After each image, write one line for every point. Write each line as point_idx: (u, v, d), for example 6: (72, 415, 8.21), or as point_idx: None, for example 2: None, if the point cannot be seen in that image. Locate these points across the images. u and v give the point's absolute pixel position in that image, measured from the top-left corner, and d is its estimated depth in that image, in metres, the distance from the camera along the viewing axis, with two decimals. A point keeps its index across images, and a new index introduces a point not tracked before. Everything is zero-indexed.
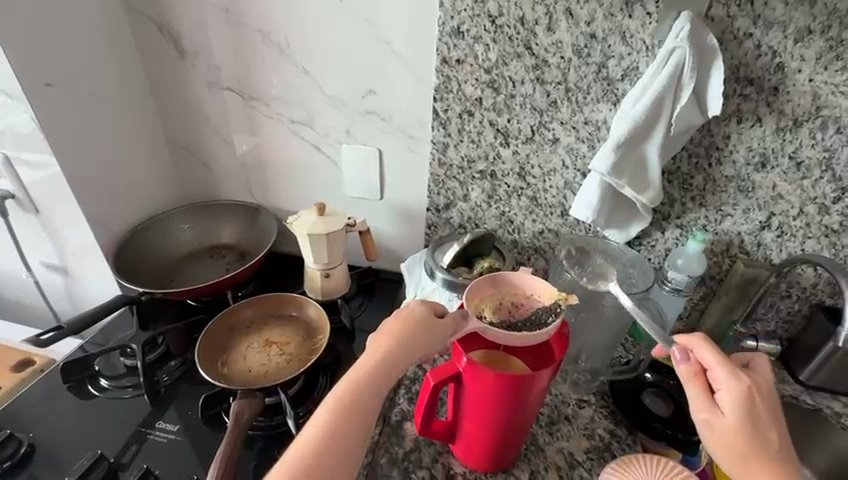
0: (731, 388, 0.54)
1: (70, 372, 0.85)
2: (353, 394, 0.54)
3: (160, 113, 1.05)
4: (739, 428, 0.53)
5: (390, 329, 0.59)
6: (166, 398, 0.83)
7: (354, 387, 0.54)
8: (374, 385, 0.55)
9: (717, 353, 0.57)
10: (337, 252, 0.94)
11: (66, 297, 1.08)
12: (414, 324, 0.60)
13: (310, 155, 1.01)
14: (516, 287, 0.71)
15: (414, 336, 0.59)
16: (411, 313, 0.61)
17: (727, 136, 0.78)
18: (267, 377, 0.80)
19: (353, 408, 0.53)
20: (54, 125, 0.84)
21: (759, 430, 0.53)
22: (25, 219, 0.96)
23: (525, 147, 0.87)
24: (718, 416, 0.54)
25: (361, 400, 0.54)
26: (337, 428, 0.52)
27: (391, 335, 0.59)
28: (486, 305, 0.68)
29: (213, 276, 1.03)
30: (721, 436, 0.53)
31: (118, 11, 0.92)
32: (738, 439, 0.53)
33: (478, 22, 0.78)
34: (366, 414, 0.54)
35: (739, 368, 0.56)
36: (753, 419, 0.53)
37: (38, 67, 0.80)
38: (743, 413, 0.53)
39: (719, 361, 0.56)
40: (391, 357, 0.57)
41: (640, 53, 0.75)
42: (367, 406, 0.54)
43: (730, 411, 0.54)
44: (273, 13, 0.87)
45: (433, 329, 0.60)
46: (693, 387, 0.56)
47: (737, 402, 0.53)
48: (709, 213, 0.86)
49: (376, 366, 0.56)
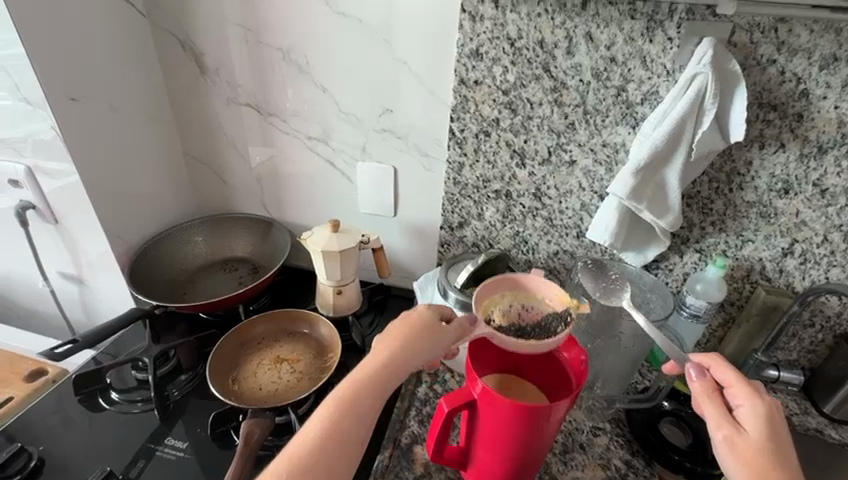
0: (753, 404, 0.52)
1: (82, 385, 0.84)
2: (351, 397, 0.53)
3: (178, 127, 1.06)
4: (761, 448, 0.50)
5: (398, 330, 0.60)
6: (175, 413, 0.82)
7: (354, 390, 0.54)
8: (373, 389, 0.54)
9: (734, 375, 0.56)
10: (350, 269, 0.93)
11: (81, 305, 1.09)
12: (419, 328, 0.60)
13: (326, 171, 1.02)
14: (526, 289, 0.71)
15: (417, 339, 0.59)
16: (414, 320, 0.61)
17: (750, 162, 0.77)
18: (279, 396, 0.78)
19: (351, 410, 0.53)
20: (76, 140, 0.85)
21: (781, 459, 0.49)
22: (45, 229, 0.97)
23: (541, 168, 0.87)
24: (739, 433, 0.51)
25: (363, 399, 0.53)
26: (332, 437, 0.50)
27: (391, 342, 0.59)
28: (495, 308, 0.69)
29: (225, 289, 1.04)
30: (740, 456, 0.50)
31: (143, 29, 0.94)
32: (762, 460, 0.49)
33: (497, 45, 0.78)
34: (365, 418, 0.53)
35: (758, 385, 0.54)
36: (773, 445, 0.50)
37: (63, 82, 0.81)
38: (762, 436, 0.51)
39: (737, 378, 0.55)
40: (392, 360, 0.57)
41: (660, 77, 0.74)
42: (365, 410, 0.53)
43: (751, 428, 0.51)
44: (295, 33, 0.88)
45: (437, 333, 0.60)
46: (709, 406, 0.54)
47: (756, 421, 0.51)
48: (729, 239, 0.84)
49: (375, 372, 0.56)
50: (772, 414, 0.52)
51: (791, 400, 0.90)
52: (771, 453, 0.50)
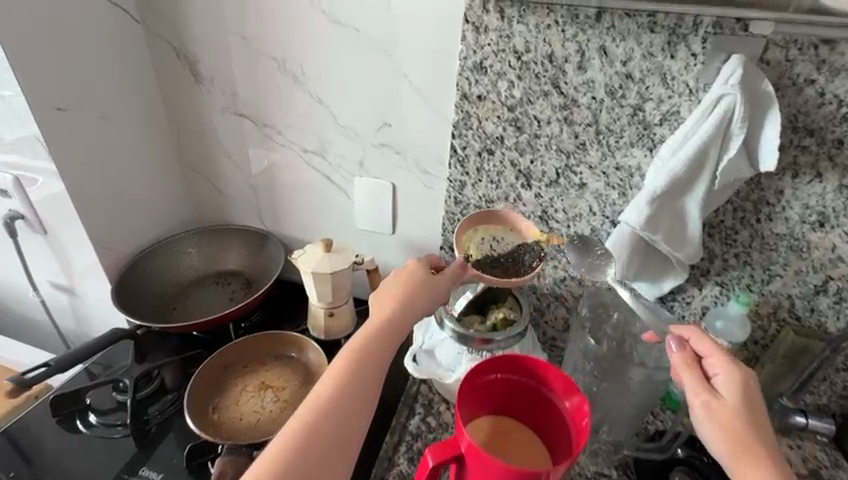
0: (730, 372, 0.56)
1: (61, 406, 0.81)
2: (361, 349, 0.59)
3: (173, 136, 1.03)
4: (737, 412, 0.53)
5: (395, 284, 0.68)
6: (152, 440, 0.79)
7: (363, 344, 0.60)
8: (379, 342, 0.61)
9: (709, 343, 0.59)
10: (343, 290, 0.88)
11: (71, 315, 1.07)
12: (414, 283, 0.67)
13: (322, 185, 0.98)
14: (501, 223, 0.80)
15: (413, 294, 0.66)
16: (410, 274, 0.69)
17: (781, 191, 0.70)
18: (258, 428, 0.74)
19: (362, 361, 0.59)
20: (63, 150, 0.83)
21: (756, 420, 0.53)
22: (34, 239, 0.95)
23: (548, 190, 0.81)
24: (717, 399, 0.54)
25: (371, 351, 0.60)
26: (343, 389, 0.56)
27: (391, 297, 0.66)
28: (472, 243, 0.77)
29: (216, 305, 1.01)
30: (717, 419, 0.53)
31: (137, 35, 0.91)
32: (739, 423, 0.52)
33: (502, 58, 0.72)
34: (376, 368, 0.59)
35: (734, 356, 0.58)
36: (748, 408, 0.54)
37: (49, 92, 0.78)
38: (737, 399, 0.54)
39: (714, 350, 0.59)
40: (394, 314, 0.63)
41: (681, 96, 0.67)
42: (375, 359, 0.60)
43: (728, 394, 0.55)
44: (290, 42, 0.83)
45: (432, 285, 0.68)
46: (689, 376, 0.57)
47: (732, 387, 0.55)
48: (755, 273, 0.77)
49: (380, 325, 0.62)
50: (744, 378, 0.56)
51: (819, 450, 0.82)
52: (746, 415, 0.53)
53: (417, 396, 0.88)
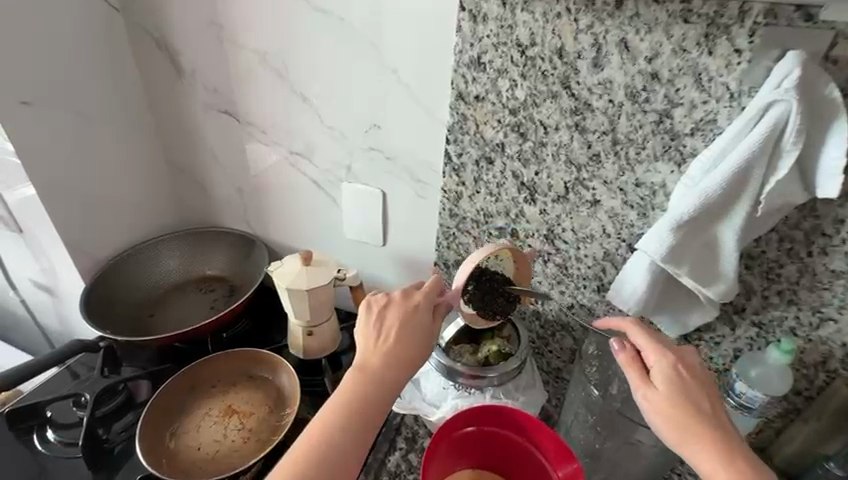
0: (660, 362, 0.56)
1: (20, 420, 0.77)
2: (352, 402, 0.52)
3: (157, 132, 0.97)
4: (673, 399, 0.53)
5: (385, 318, 0.58)
6: (106, 465, 0.73)
7: (352, 395, 0.53)
8: (371, 391, 0.53)
9: (640, 330, 0.59)
10: (323, 308, 0.81)
11: (52, 316, 1.03)
12: (408, 318, 0.58)
13: (309, 190, 0.90)
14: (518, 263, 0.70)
15: (407, 331, 0.57)
16: (403, 309, 0.59)
17: (840, 220, 0.57)
18: (218, 461, 0.68)
19: (352, 415, 0.52)
20: (30, 147, 0.78)
21: (692, 394, 0.54)
22: (10, 238, 0.91)
23: (555, 206, 0.70)
24: (653, 390, 0.54)
25: (362, 403, 0.53)
26: (341, 428, 0.51)
27: (381, 335, 0.57)
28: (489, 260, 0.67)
29: (196, 314, 0.95)
30: (658, 407, 0.54)
31: (116, 24, 0.84)
32: (677, 410, 0.53)
33: (504, 52, 0.61)
34: (368, 421, 0.53)
35: (664, 343, 0.58)
36: (685, 386, 0.54)
37: (12, 85, 0.73)
38: (673, 380, 0.55)
39: (647, 341, 0.58)
40: (388, 358, 0.55)
41: (720, 101, 0.55)
42: (367, 412, 0.53)
43: (662, 384, 0.55)
44: (271, 32, 0.75)
45: (425, 319, 0.59)
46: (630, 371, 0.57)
47: (667, 372, 0.55)
48: (801, 314, 0.64)
49: (371, 373, 0.54)
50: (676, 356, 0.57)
51: None
52: (685, 393, 0.54)
53: (400, 429, 0.79)
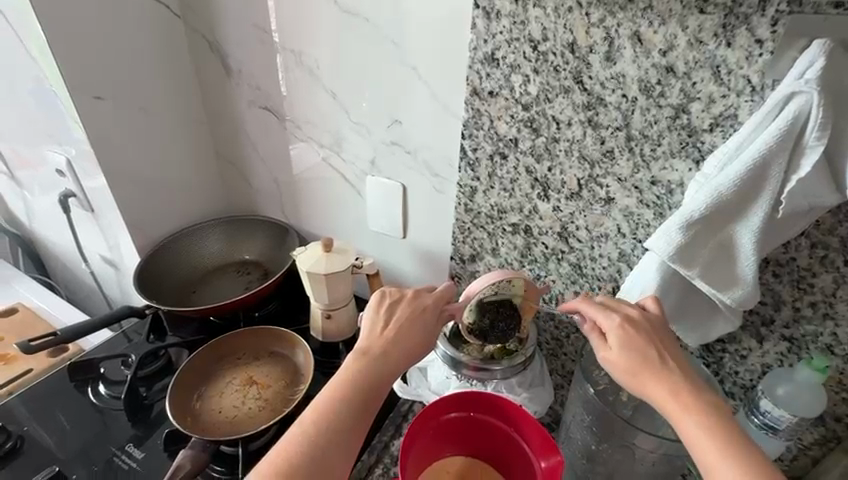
0: (612, 324, 0.55)
1: (77, 372, 0.90)
2: (351, 381, 0.55)
3: (207, 126, 1.06)
4: (632, 358, 0.52)
5: (390, 311, 0.62)
6: (143, 418, 0.82)
7: (352, 377, 0.56)
8: (371, 374, 0.56)
9: (596, 301, 0.59)
10: (340, 293, 0.85)
11: (114, 287, 1.17)
12: (412, 315, 0.62)
13: (338, 183, 0.95)
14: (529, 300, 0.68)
15: (411, 326, 0.61)
16: (407, 306, 0.63)
17: None
18: (231, 423, 0.75)
19: (350, 394, 0.55)
20: (100, 136, 0.89)
21: (648, 350, 0.52)
22: (83, 215, 1.05)
23: (568, 204, 0.69)
24: (611, 353, 0.54)
25: (361, 384, 0.55)
26: (337, 404, 0.54)
27: (385, 326, 0.60)
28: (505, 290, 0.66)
29: (233, 293, 1.03)
30: (621, 367, 0.53)
31: (178, 30, 0.95)
32: (637, 367, 0.51)
33: (516, 48, 0.62)
34: (365, 401, 0.55)
35: (615, 306, 0.57)
36: (641, 341, 0.53)
37: (88, 82, 0.84)
38: (630, 338, 0.53)
39: (597, 308, 0.57)
40: (388, 347, 0.58)
41: (740, 95, 0.52)
42: (366, 393, 0.55)
43: (616, 346, 0.53)
44: (307, 34, 0.81)
45: (429, 317, 0.62)
46: (593, 339, 0.57)
47: (620, 332, 0.54)
48: (838, 331, 0.59)
49: (372, 357, 0.57)
50: (632, 315, 0.55)
51: None
52: (643, 350, 0.52)
53: (407, 416, 0.81)
